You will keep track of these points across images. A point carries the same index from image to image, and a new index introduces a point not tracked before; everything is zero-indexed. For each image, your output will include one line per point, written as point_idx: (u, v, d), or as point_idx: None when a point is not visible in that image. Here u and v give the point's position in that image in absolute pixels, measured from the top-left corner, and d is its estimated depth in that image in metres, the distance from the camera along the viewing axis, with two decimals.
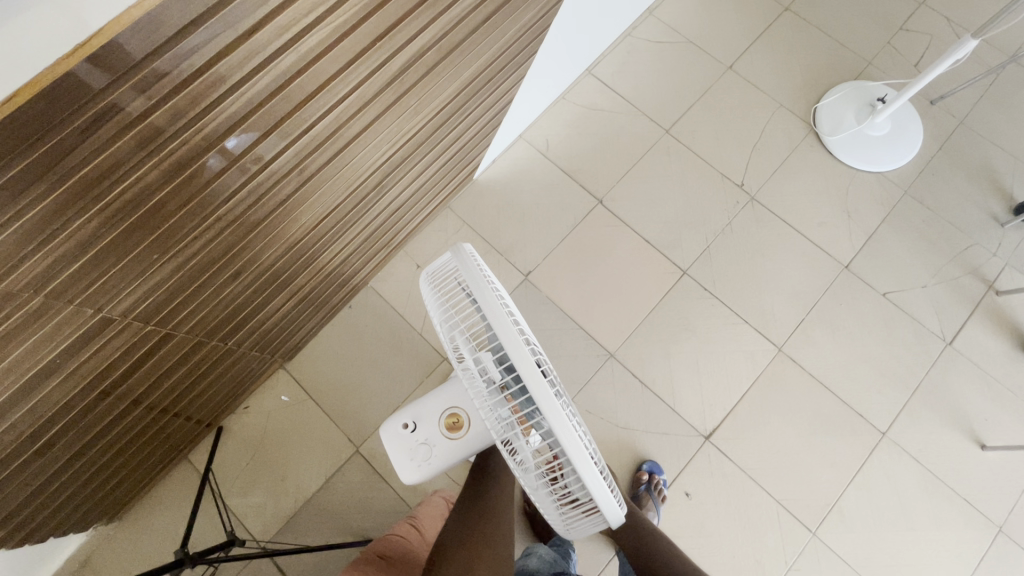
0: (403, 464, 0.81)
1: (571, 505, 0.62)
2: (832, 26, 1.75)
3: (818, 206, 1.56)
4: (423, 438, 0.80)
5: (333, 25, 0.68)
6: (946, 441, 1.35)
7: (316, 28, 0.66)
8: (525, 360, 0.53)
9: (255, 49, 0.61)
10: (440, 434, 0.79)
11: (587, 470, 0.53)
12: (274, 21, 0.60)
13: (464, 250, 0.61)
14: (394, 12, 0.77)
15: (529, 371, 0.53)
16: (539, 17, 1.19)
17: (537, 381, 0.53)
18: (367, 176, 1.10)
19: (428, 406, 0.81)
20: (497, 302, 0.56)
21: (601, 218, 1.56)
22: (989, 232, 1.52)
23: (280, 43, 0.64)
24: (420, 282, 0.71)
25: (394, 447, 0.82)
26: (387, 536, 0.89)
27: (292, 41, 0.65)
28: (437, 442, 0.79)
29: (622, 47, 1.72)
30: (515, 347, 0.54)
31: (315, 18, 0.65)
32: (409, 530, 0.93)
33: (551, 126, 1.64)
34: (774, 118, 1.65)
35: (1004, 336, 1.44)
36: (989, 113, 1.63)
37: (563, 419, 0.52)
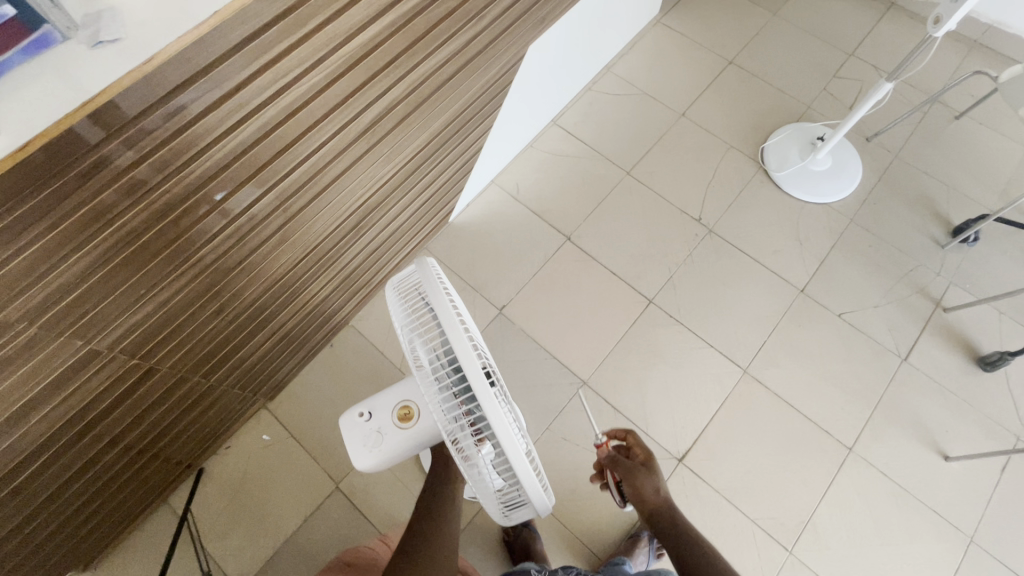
0: (357, 451, 0.83)
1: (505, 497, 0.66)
2: (772, 75, 1.93)
3: (772, 236, 1.66)
4: (377, 427, 0.82)
5: (307, 85, 0.79)
6: (912, 454, 1.39)
7: (291, 87, 0.77)
8: (471, 360, 0.58)
9: (238, 105, 0.72)
10: (394, 423, 0.81)
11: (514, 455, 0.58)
12: (255, 81, 0.71)
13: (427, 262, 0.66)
14: (363, 73, 0.89)
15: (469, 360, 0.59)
16: (498, 75, 1.34)
17: (479, 378, 0.57)
18: (345, 217, 1.19)
19: (384, 397, 0.83)
20: (450, 309, 0.61)
21: (570, 253, 1.65)
22: (931, 254, 1.62)
23: (261, 99, 0.75)
24: (388, 290, 0.76)
25: (350, 434, 0.83)
26: (356, 547, 0.90)
27: (272, 98, 0.76)
28: (389, 432, 0.81)
29: (583, 100, 1.89)
30: (459, 341, 0.59)
31: (291, 79, 0.76)
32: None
33: (521, 171, 1.78)
34: (726, 158, 1.79)
35: (956, 350, 1.50)
36: (920, 147, 1.78)
37: (499, 414, 0.57)
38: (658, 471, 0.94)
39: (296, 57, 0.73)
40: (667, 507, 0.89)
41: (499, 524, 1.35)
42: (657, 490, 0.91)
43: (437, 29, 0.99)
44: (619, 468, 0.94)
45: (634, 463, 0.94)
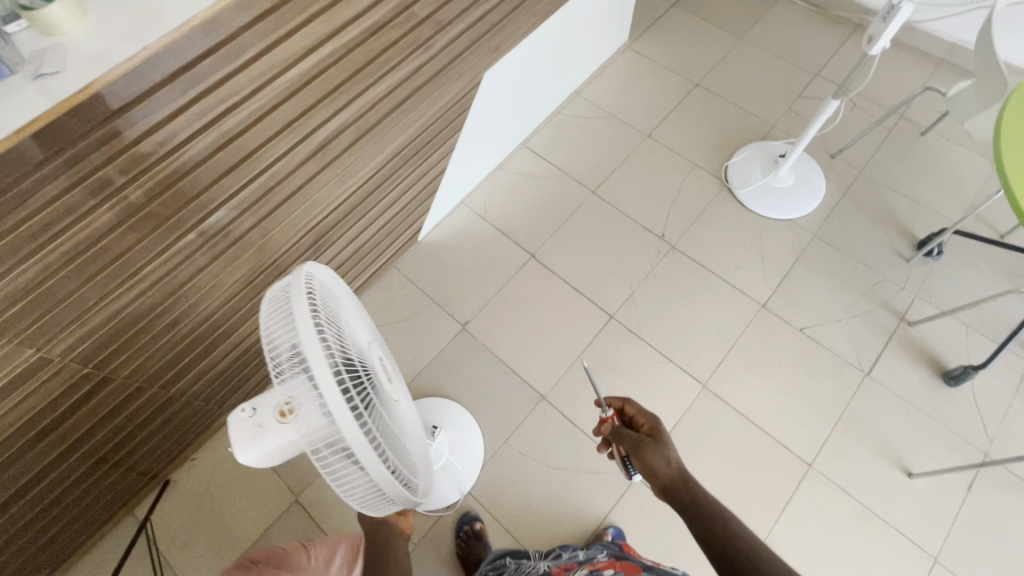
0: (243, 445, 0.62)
1: (366, 499, 0.59)
2: (738, 96, 1.98)
3: (735, 251, 1.68)
4: (258, 421, 0.60)
5: (248, 109, 0.88)
6: (873, 469, 1.37)
7: (232, 112, 0.85)
8: (327, 376, 0.51)
9: (179, 128, 0.80)
10: (275, 419, 0.59)
11: (366, 445, 0.52)
12: (194, 106, 0.80)
13: (298, 273, 0.58)
14: (307, 100, 0.97)
15: (324, 353, 0.52)
16: (456, 100, 1.42)
17: (335, 395, 0.51)
18: (302, 234, 1.25)
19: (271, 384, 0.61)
20: (308, 320, 0.53)
21: (534, 270, 1.69)
22: (896, 268, 1.62)
23: (202, 123, 0.83)
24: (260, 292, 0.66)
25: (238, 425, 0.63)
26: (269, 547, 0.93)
27: (213, 122, 0.84)
28: (269, 429, 0.59)
29: (553, 123, 1.96)
30: (313, 340, 0.52)
31: (232, 104, 0.85)
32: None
33: (489, 192, 1.84)
34: (690, 176, 1.82)
35: (921, 365, 1.48)
36: (885, 163, 1.79)
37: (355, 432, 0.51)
38: (669, 442, 0.85)
39: (233, 85, 0.83)
40: (681, 479, 0.81)
41: (453, 539, 1.35)
42: (668, 462, 0.82)
43: (382, 59, 1.07)
44: (625, 445, 0.89)
45: (639, 437, 0.87)
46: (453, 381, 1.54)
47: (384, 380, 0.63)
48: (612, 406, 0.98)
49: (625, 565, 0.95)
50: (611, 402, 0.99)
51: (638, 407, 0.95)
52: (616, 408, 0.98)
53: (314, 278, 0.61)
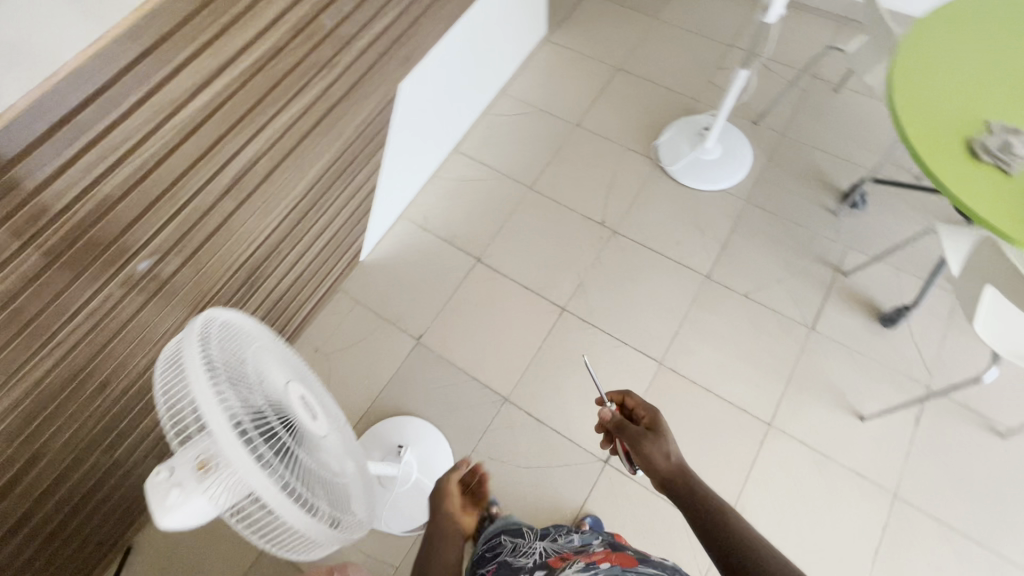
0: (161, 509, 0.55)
1: (295, 545, 0.59)
2: (659, 75, 2.02)
3: (674, 227, 1.71)
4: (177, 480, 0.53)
5: (145, 154, 0.84)
6: (828, 418, 1.42)
7: (129, 158, 0.82)
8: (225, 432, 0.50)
9: (69, 183, 0.76)
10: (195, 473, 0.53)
11: (286, 501, 0.52)
12: (84, 158, 0.76)
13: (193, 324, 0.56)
14: (209, 136, 0.94)
15: (222, 408, 0.50)
16: (376, 115, 1.40)
17: (237, 450, 0.50)
18: (232, 273, 1.21)
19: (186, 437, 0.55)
20: (201, 375, 0.51)
21: (482, 274, 1.69)
22: (826, 222, 1.68)
23: (96, 175, 0.79)
24: None
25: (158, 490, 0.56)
26: None
27: (108, 172, 0.80)
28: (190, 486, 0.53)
29: (482, 124, 1.95)
30: (207, 397, 0.50)
31: (126, 151, 0.81)
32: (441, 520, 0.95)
33: (428, 202, 1.82)
34: (623, 159, 1.85)
35: (860, 312, 1.55)
36: (805, 123, 1.85)
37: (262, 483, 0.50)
38: (668, 435, 0.86)
39: (123, 132, 0.79)
40: (681, 473, 0.81)
41: None
42: (667, 457, 0.83)
43: (285, 83, 1.04)
44: (626, 437, 0.88)
45: (640, 431, 0.87)
46: (415, 397, 1.53)
47: (308, 421, 0.63)
48: (611, 399, 0.96)
49: (628, 561, 0.86)
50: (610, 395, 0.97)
51: (638, 398, 0.94)
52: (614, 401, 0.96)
53: (215, 324, 0.59)
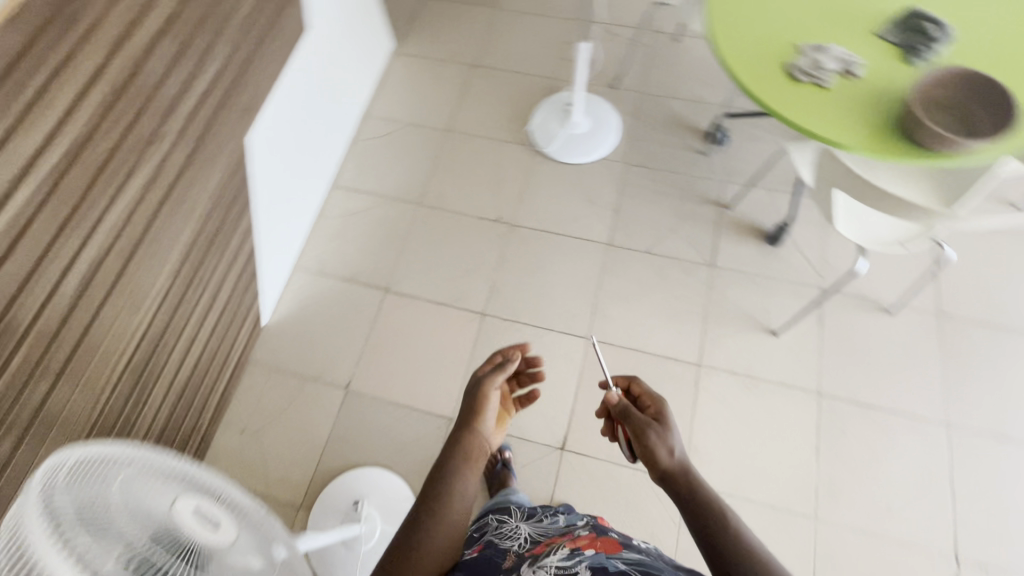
0: None
1: None
2: (514, 62, 2.03)
3: (567, 206, 1.75)
4: None
5: None
6: (746, 342, 1.53)
7: None
8: None
9: None
10: None
11: None
12: None
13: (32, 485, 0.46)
14: (30, 254, 0.83)
15: None
16: (230, 177, 1.31)
17: None
18: (114, 387, 1.09)
19: None
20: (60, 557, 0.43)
21: (394, 302, 1.64)
22: (699, 164, 1.79)
23: None
24: None
25: None
26: None
27: None
28: None
29: (354, 153, 1.89)
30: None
31: None
32: (469, 436, 0.83)
33: (318, 246, 1.74)
34: (502, 153, 1.86)
35: (749, 238, 1.66)
36: (657, 76, 1.94)
37: None
38: (674, 428, 0.80)
39: None
40: (683, 472, 0.77)
41: None
42: (670, 453, 0.78)
43: (109, 170, 0.94)
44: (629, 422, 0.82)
45: (645, 423, 0.81)
46: (361, 446, 1.47)
47: (207, 538, 0.57)
48: (617, 381, 0.90)
49: (610, 547, 0.83)
50: (614, 378, 0.91)
51: (646, 386, 0.88)
52: (618, 383, 0.90)
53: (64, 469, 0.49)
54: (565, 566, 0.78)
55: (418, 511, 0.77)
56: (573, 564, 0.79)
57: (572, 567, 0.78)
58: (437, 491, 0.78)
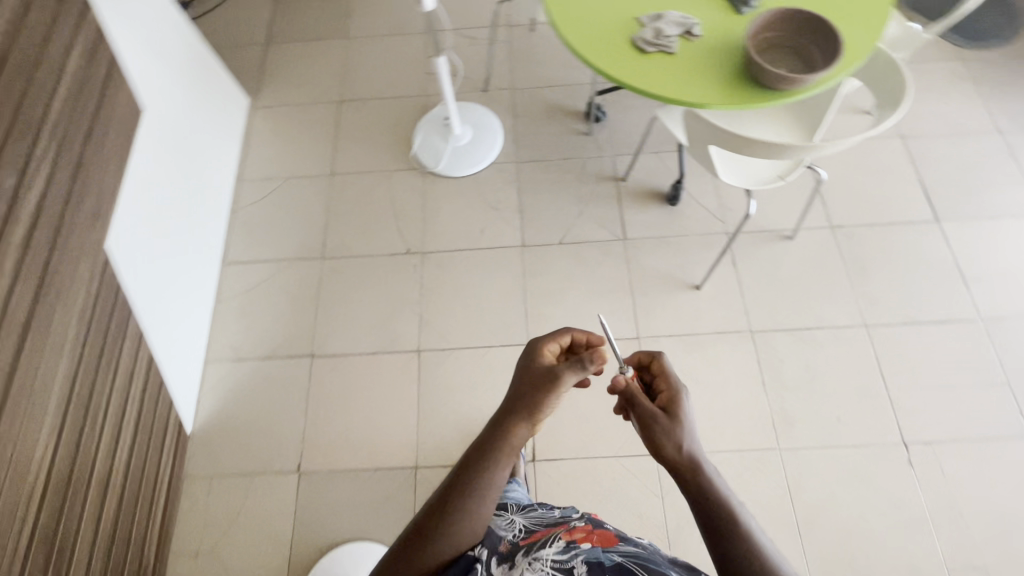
0: None
1: None
2: (380, 87, 1.97)
3: (472, 219, 1.73)
4: None
5: None
6: (675, 303, 1.58)
7: None
8: None
9: None
10: None
11: None
12: None
13: None
14: None
15: None
16: (98, 292, 1.17)
17: None
18: (22, 568, 0.94)
19: None
20: None
21: (324, 366, 1.56)
22: (586, 145, 1.82)
23: None
24: None
25: None
26: None
27: None
28: None
29: (238, 222, 1.76)
30: None
31: None
32: (523, 427, 0.79)
33: (226, 330, 1.62)
34: (393, 183, 1.80)
35: (650, 204, 1.71)
36: (524, 69, 1.95)
37: None
38: (683, 419, 0.76)
39: None
40: (692, 468, 0.73)
41: None
42: (678, 447, 0.75)
43: None
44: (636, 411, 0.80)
45: (652, 414, 0.77)
46: (329, 526, 1.39)
47: None
48: (638, 358, 0.87)
49: (608, 540, 0.79)
50: (636, 356, 0.87)
51: (667, 367, 0.83)
52: (641, 360, 0.87)
53: None
54: (561, 562, 0.75)
55: (448, 490, 0.76)
56: (569, 559, 0.75)
57: (568, 562, 0.75)
58: (473, 472, 0.76)
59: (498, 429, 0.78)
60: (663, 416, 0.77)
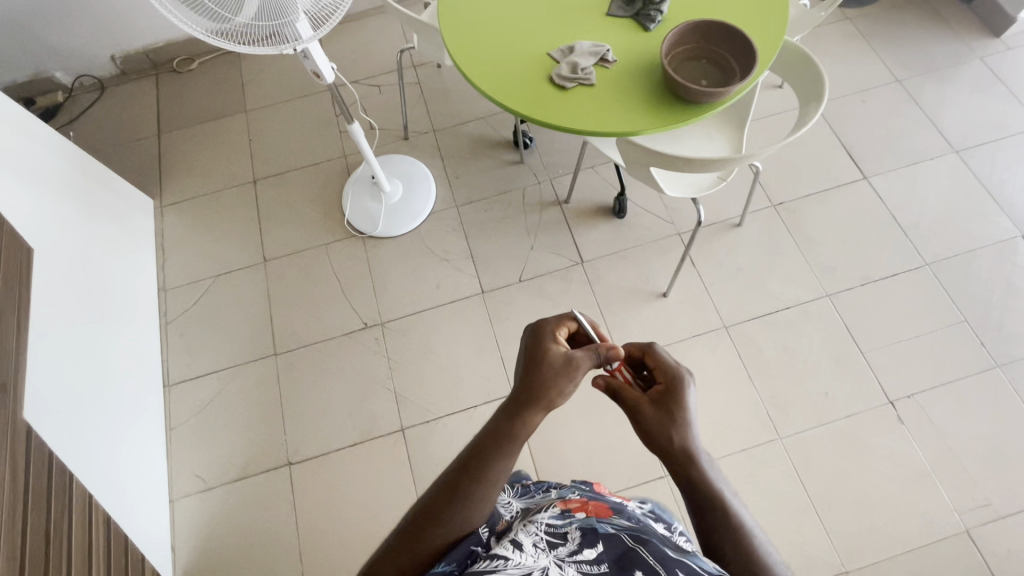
0: None
1: None
2: (295, 156, 1.85)
3: (425, 276, 1.65)
4: None
5: None
6: (647, 316, 1.56)
7: None
8: None
9: None
10: None
11: None
12: None
13: None
14: None
15: None
16: (34, 469, 1.00)
17: None
18: None
19: None
20: None
21: (305, 471, 1.44)
22: (522, 174, 1.78)
23: None
24: None
25: None
26: None
27: None
28: None
29: (172, 337, 1.61)
30: None
31: None
32: (536, 413, 0.72)
33: (187, 459, 1.47)
34: (333, 255, 1.69)
35: (599, 220, 1.69)
36: (442, 109, 1.89)
37: None
38: (676, 411, 0.69)
39: None
40: (685, 462, 0.68)
41: None
42: (671, 441, 0.68)
43: None
44: (623, 401, 0.72)
45: (642, 402, 0.70)
46: None
47: None
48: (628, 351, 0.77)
49: (602, 512, 0.70)
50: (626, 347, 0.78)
51: (660, 355, 0.75)
52: (631, 351, 0.78)
53: None
54: (555, 525, 0.64)
55: (457, 474, 0.69)
56: (564, 524, 0.64)
57: (560, 526, 0.64)
58: (484, 457, 0.69)
59: (512, 412, 0.72)
60: (653, 407, 0.70)
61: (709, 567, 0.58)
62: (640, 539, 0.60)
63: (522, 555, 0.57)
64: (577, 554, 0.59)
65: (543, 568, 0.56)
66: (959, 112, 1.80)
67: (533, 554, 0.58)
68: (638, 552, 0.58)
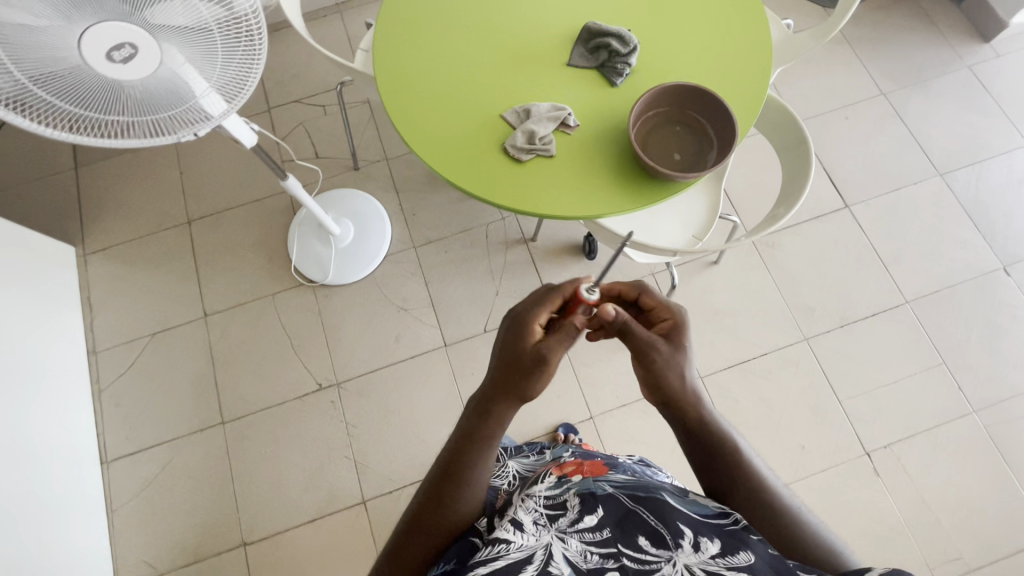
0: None
1: None
2: (233, 192, 1.67)
3: (383, 328, 1.53)
4: None
5: None
6: (619, 368, 1.48)
7: None
8: None
9: None
10: None
11: None
12: None
13: None
14: None
15: None
16: None
17: None
18: None
19: None
20: None
21: (262, 551, 1.36)
22: (484, 208, 1.64)
23: None
24: None
25: None
26: None
27: None
28: None
29: (107, 406, 1.48)
30: None
31: None
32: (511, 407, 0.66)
33: (133, 544, 1.37)
34: (281, 306, 1.55)
35: (568, 261, 1.58)
36: (394, 134, 1.71)
37: None
38: (685, 347, 0.65)
39: None
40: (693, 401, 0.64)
41: None
42: (682, 377, 0.64)
43: None
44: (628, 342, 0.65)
45: (650, 340, 0.64)
46: None
47: None
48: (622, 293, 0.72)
49: (598, 470, 0.71)
50: (617, 289, 0.73)
51: (657, 296, 0.69)
52: (623, 292, 0.72)
53: None
54: (553, 498, 0.64)
55: (442, 476, 0.63)
56: (562, 492, 0.65)
57: (559, 497, 0.64)
58: (463, 458, 0.63)
59: (484, 408, 0.65)
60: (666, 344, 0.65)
61: (706, 509, 0.58)
62: (637, 497, 0.60)
63: (525, 537, 0.57)
64: (578, 522, 0.59)
65: (545, 545, 0.56)
66: (944, 129, 1.70)
67: (535, 532, 0.58)
68: (635, 513, 0.58)
